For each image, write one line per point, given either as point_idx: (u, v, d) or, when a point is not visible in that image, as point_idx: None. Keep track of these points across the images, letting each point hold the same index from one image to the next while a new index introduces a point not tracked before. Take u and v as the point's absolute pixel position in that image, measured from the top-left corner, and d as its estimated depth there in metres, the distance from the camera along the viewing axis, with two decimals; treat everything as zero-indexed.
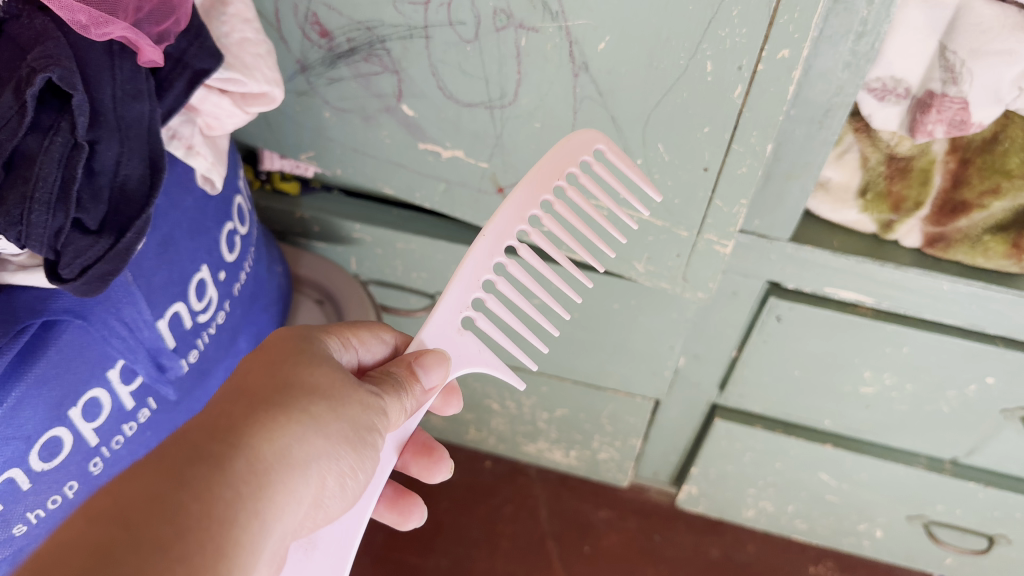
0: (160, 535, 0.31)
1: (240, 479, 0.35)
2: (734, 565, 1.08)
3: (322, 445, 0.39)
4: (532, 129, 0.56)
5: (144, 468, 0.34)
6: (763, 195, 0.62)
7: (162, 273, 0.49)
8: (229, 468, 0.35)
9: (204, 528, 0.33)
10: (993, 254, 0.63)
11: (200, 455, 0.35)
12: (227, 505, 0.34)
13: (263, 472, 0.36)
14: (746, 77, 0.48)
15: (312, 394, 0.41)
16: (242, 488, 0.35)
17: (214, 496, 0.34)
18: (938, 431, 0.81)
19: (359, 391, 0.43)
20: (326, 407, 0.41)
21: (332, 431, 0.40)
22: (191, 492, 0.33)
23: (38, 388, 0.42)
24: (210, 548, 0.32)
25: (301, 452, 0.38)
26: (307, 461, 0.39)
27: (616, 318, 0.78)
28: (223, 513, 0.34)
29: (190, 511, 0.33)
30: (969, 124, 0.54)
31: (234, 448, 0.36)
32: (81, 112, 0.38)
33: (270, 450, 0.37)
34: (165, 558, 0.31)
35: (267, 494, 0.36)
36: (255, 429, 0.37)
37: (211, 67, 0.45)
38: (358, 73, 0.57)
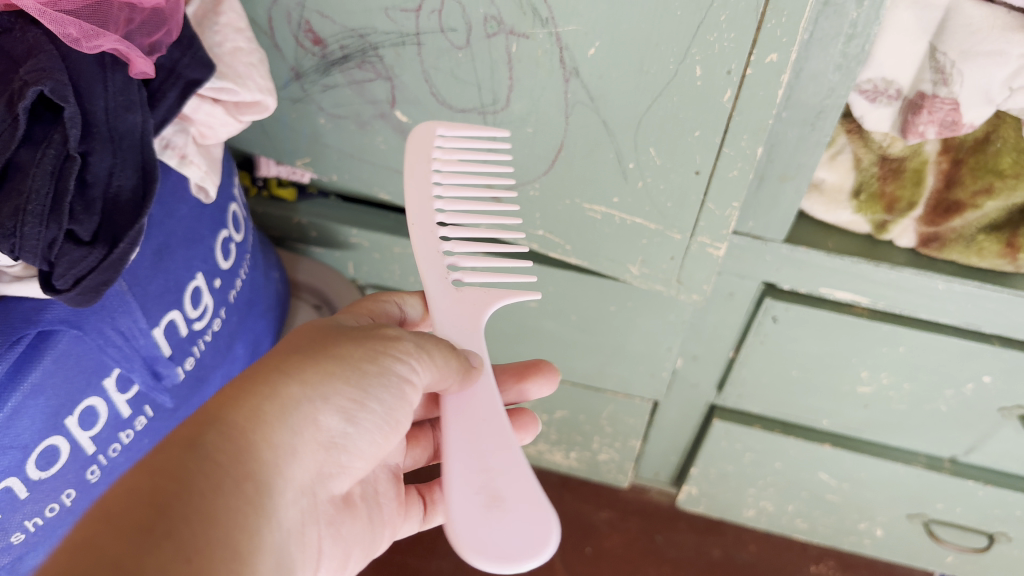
0: (142, 511, 0.30)
1: (216, 452, 0.34)
2: (736, 565, 1.08)
3: (297, 410, 0.38)
4: (525, 134, 0.56)
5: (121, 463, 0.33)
6: (757, 197, 0.62)
7: (157, 281, 0.50)
8: (200, 445, 0.34)
9: (188, 498, 0.31)
10: (987, 253, 0.62)
11: (169, 442, 0.34)
12: (203, 477, 0.33)
13: (235, 442, 0.35)
14: (735, 81, 0.48)
15: (271, 371, 0.40)
16: (218, 460, 0.34)
17: (188, 470, 0.32)
18: (937, 429, 0.81)
19: (322, 356, 0.42)
20: (294, 379, 0.40)
21: (305, 394, 0.39)
22: (166, 473, 0.32)
23: (33, 398, 0.43)
24: (194, 518, 0.31)
25: (273, 415, 0.37)
26: (283, 427, 0.38)
27: (613, 321, 0.79)
28: (203, 484, 0.32)
29: (168, 489, 0.31)
30: (960, 125, 0.54)
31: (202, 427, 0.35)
32: (73, 124, 0.39)
33: (239, 422, 0.36)
34: (154, 533, 0.29)
35: (246, 462, 0.35)
36: (220, 409, 0.36)
37: (203, 77, 0.46)
38: (352, 79, 0.57)
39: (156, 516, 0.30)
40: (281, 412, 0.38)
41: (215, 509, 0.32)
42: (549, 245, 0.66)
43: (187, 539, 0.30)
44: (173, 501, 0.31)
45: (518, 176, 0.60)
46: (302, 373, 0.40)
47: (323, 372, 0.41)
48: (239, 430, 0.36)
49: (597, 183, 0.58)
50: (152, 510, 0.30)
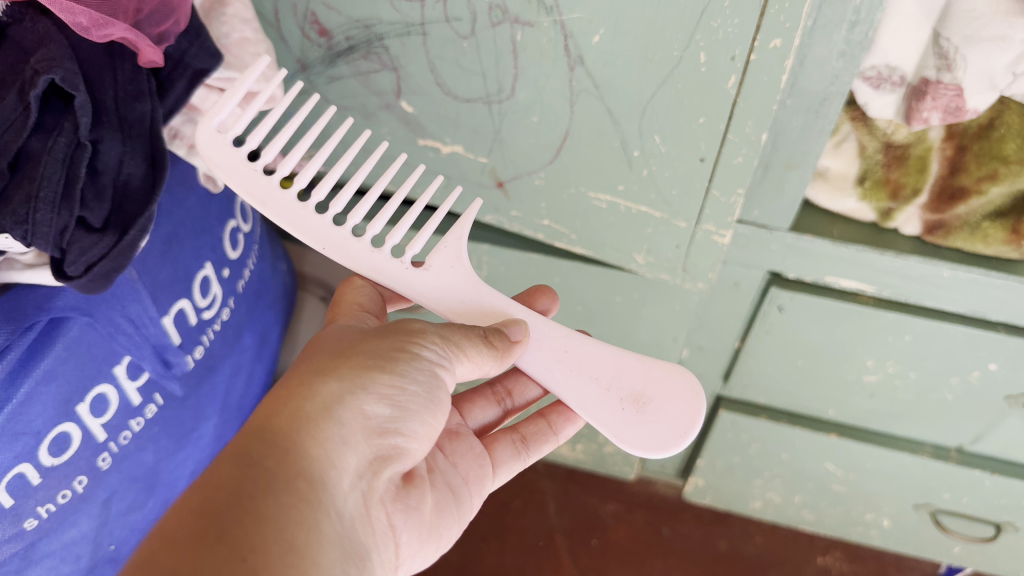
0: (196, 524, 0.34)
1: (263, 460, 0.38)
2: (743, 556, 1.08)
3: (338, 399, 0.42)
4: (530, 124, 0.57)
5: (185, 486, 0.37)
6: (762, 185, 0.62)
7: (166, 270, 0.50)
8: (249, 453, 0.38)
9: (237, 504, 0.35)
10: (992, 240, 0.63)
11: (222, 458, 0.38)
12: (255, 479, 0.37)
13: (281, 444, 0.39)
14: (739, 67, 0.48)
15: (310, 374, 0.43)
16: (264, 466, 0.37)
17: (235, 480, 0.36)
18: (943, 418, 0.81)
19: (353, 354, 0.45)
20: (330, 379, 0.43)
21: (342, 383, 0.42)
22: (214, 487, 0.36)
23: (46, 384, 0.43)
24: (248, 517, 0.35)
25: (315, 408, 0.41)
26: (328, 416, 0.41)
27: (619, 311, 0.79)
28: (251, 489, 0.36)
29: (218, 500, 0.35)
30: (965, 111, 0.55)
31: (249, 441, 0.39)
32: (83, 112, 0.39)
33: (283, 427, 0.40)
34: (208, 538, 0.33)
35: (292, 460, 0.38)
36: (265, 419, 0.40)
37: (210, 66, 0.46)
38: (358, 70, 0.58)
39: (205, 527, 0.34)
40: (321, 410, 0.41)
41: (264, 511, 0.36)
42: (554, 235, 0.67)
43: (236, 541, 0.34)
44: (223, 510, 0.35)
45: (523, 165, 0.61)
46: (334, 371, 0.43)
47: (354, 368, 0.44)
48: (282, 434, 0.39)
49: (602, 171, 0.59)
50: (203, 522, 0.34)
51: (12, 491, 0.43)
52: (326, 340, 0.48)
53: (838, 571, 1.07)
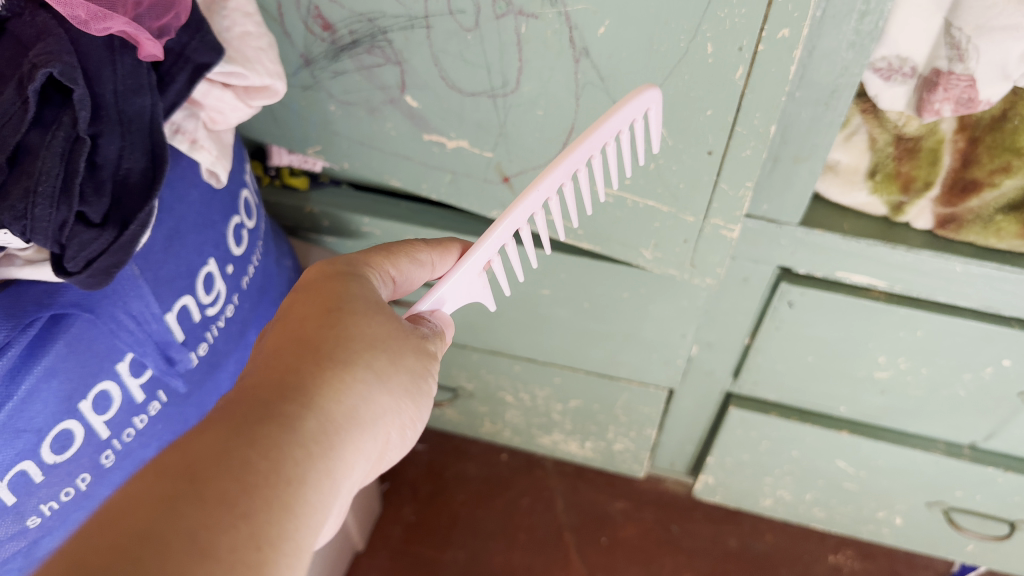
0: (230, 489, 0.29)
1: (313, 439, 0.32)
2: (753, 554, 1.07)
3: (395, 399, 0.37)
4: (536, 117, 0.56)
5: (215, 421, 0.31)
6: (771, 178, 0.61)
7: (169, 266, 0.50)
8: (301, 424, 0.32)
9: (276, 483, 0.30)
10: (1006, 234, 0.62)
11: (268, 414, 0.32)
12: (299, 462, 0.31)
13: (331, 428, 0.33)
14: (747, 58, 0.48)
15: (366, 334, 0.37)
16: (313, 447, 0.32)
17: (283, 451, 0.31)
18: (955, 414, 0.80)
19: (412, 338, 0.39)
20: (387, 361, 0.37)
21: (405, 381, 0.38)
22: (259, 447, 0.30)
23: (47, 381, 0.43)
24: (279, 504, 0.30)
25: (372, 407, 0.36)
26: (378, 417, 0.36)
27: (626, 308, 0.78)
28: (293, 470, 0.31)
29: (259, 469, 0.30)
30: (977, 102, 0.54)
31: (299, 403, 0.33)
32: (82, 106, 0.39)
33: (343, 405, 0.34)
34: (235, 509, 0.28)
35: (338, 451, 0.33)
36: (325, 379, 0.34)
37: (212, 61, 0.46)
38: (362, 65, 0.57)
39: (242, 496, 0.29)
40: (377, 411, 0.36)
41: (300, 502, 0.30)
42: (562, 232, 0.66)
43: (268, 528, 0.29)
44: (262, 484, 0.29)
45: (528, 160, 0.60)
46: (396, 357, 0.38)
47: (412, 362, 0.38)
48: (334, 414, 0.34)
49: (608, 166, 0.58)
50: (240, 486, 0.29)
51: (14, 489, 0.42)
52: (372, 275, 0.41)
53: (850, 569, 1.06)
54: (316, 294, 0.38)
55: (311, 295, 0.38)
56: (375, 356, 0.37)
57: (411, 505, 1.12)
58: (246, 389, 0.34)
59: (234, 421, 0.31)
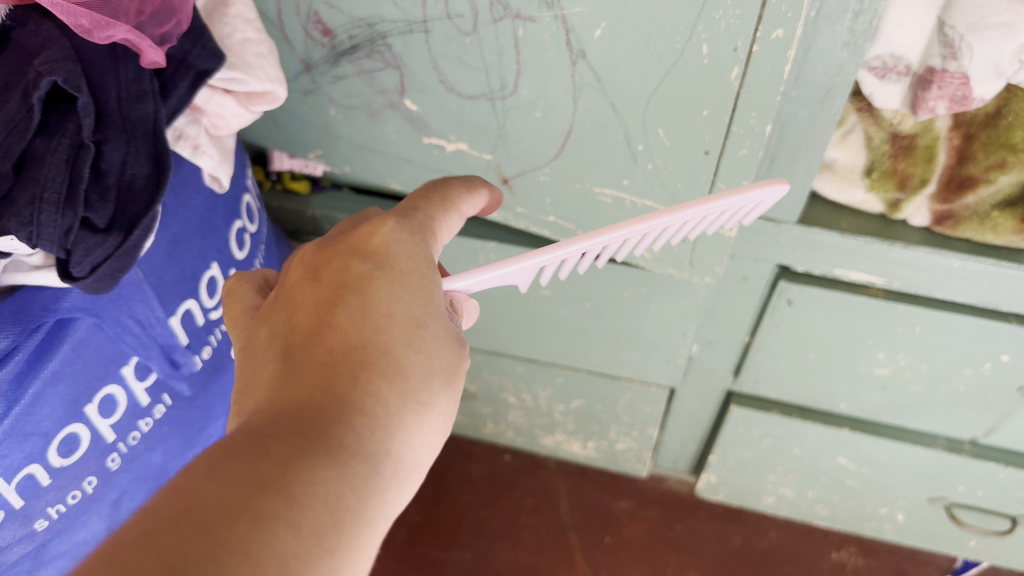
0: (314, 526, 0.27)
1: (391, 480, 0.30)
2: (757, 552, 1.08)
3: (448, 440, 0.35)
4: (535, 119, 0.57)
5: (300, 438, 0.29)
6: (768, 178, 0.62)
7: (173, 270, 0.50)
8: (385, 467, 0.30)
9: (360, 528, 0.28)
10: (1002, 229, 0.62)
11: (356, 444, 0.30)
12: (374, 508, 0.29)
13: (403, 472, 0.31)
14: (742, 59, 0.48)
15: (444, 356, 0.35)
16: (391, 490, 0.30)
17: (367, 494, 0.29)
18: (955, 410, 0.80)
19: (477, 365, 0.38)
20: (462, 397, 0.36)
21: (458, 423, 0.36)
22: (352, 488, 0.28)
23: (54, 385, 0.43)
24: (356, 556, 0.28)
25: (433, 450, 0.33)
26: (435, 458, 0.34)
27: (627, 308, 0.79)
28: (373, 515, 0.29)
29: (347, 510, 0.28)
30: (971, 99, 0.54)
31: (383, 438, 0.31)
32: (86, 113, 0.39)
33: (415, 450, 0.32)
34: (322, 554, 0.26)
35: (405, 495, 0.31)
36: (408, 415, 0.32)
37: (212, 67, 0.46)
38: (362, 69, 0.58)
39: (330, 539, 0.27)
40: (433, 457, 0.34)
41: (370, 552, 0.29)
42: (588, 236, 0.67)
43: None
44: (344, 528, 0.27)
45: (528, 161, 0.61)
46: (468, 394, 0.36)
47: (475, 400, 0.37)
48: (412, 457, 0.32)
49: (606, 166, 0.59)
50: (328, 529, 0.27)
51: (22, 492, 0.43)
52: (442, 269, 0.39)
53: (854, 566, 1.06)
54: (405, 280, 0.35)
55: (400, 279, 0.35)
56: (449, 388, 0.35)
57: (415, 507, 1.12)
58: (329, 386, 0.31)
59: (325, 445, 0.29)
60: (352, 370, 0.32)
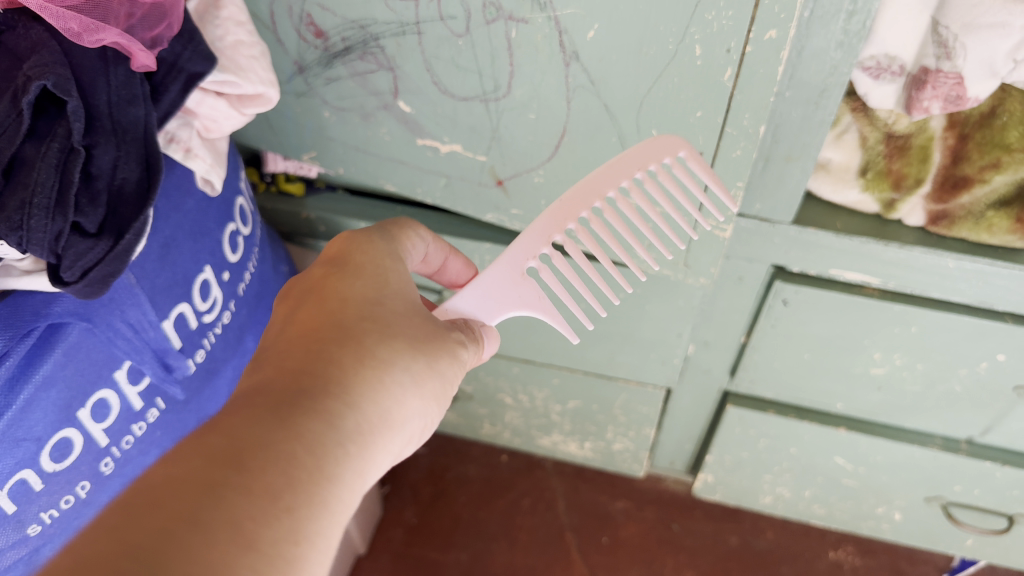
0: (265, 478, 0.29)
1: (348, 437, 0.33)
2: (754, 552, 1.07)
3: (416, 405, 0.37)
4: (528, 121, 0.56)
5: (256, 411, 0.32)
6: (763, 178, 0.62)
7: (165, 274, 0.50)
8: (340, 424, 0.33)
9: (316, 481, 0.30)
10: (997, 230, 0.62)
11: (311, 407, 0.33)
12: (335, 462, 0.32)
13: (362, 429, 0.34)
14: (735, 60, 0.48)
15: (393, 334, 0.38)
16: (349, 447, 0.33)
17: (322, 448, 0.31)
18: (951, 409, 0.80)
19: (440, 338, 0.40)
20: (424, 365, 0.38)
21: (428, 391, 0.38)
22: (304, 443, 0.31)
23: (46, 390, 0.43)
24: (317, 503, 0.30)
25: (397, 411, 0.36)
26: (403, 421, 0.36)
27: (623, 308, 0.79)
28: (332, 470, 0.31)
29: (302, 463, 0.30)
30: (966, 99, 0.54)
31: (338, 399, 0.34)
32: (77, 117, 0.39)
33: (373, 411, 0.35)
34: (279, 501, 0.29)
35: (369, 453, 0.34)
36: (364, 382, 0.35)
37: (205, 70, 0.46)
38: (355, 71, 0.58)
39: (286, 497, 0.29)
40: (399, 420, 0.36)
41: (334, 500, 0.31)
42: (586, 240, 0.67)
43: (308, 526, 0.29)
44: (299, 478, 0.30)
45: (522, 163, 0.61)
46: (431, 363, 0.39)
47: (445, 370, 0.40)
48: (371, 415, 0.34)
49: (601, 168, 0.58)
50: (282, 484, 0.29)
51: (15, 498, 0.42)
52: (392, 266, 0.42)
53: (851, 565, 1.06)
54: (355, 272, 0.40)
55: (351, 272, 0.40)
56: (405, 355, 0.38)
57: (412, 508, 1.12)
58: (283, 368, 0.34)
59: (278, 411, 0.31)
60: (305, 354, 0.35)
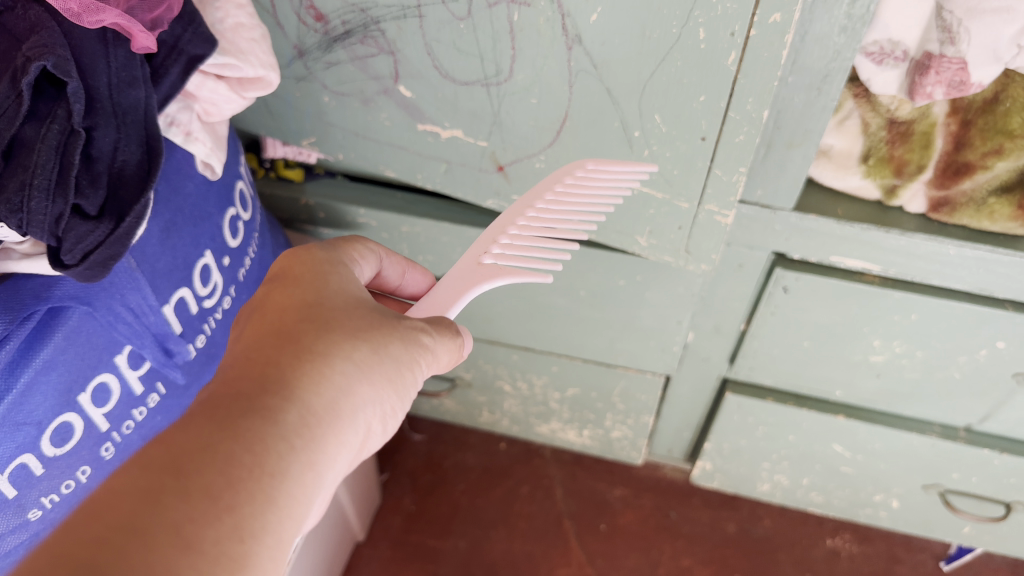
0: (205, 479, 0.29)
1: (294, 432, 0.33)
2: (752, 539, 1.08)
3: (370, 392, 0.37)
4: (529, 106, 0.56)
5: (198, 414, 0.32)
6: (765, 163, 0.62)
7: (166, 258, 0.49)
8: (285, 419, 0.33)
9: (258, 479, 0.31)
10: (999, 217, 0.62)
11: (254, 405, 0.33)
12: (281, 457, 0.32)
13: (310, 421, 0.34)
14: (739, 43, 0.48)
15: (335, 327, 0.38)
16: (296, 441, 0.33)
17: (264, 444, 0.32)
18: (950, 396, 0.80)
19: (391, 324, 0.40)
20: (373, 352, 0.38)
21: (380, 376, 0.38)
22: (243, 442, 0.31)
23: (47, 374, 0.42)
24: (260, 502, 0.30)
25: (350, 402, 0.36)
26: (357, 411, 0.36)
27: (622, 295, 0.79)
28: (276, 466, 0.32)
29: (243, 462, 0.31)
30: (969, 84, 0.53)
31: (282, 394, 0.34)
32: (76, 99, 0.39)
33: (322, 403, 0.35)
34: (220, 503, 0.29)
35: (320, 445, 0.34)
36: (310, 377, 0.35)
37: (205, 52, 0.46)
38: (355, 55, 0.57)
39: (226, 498, 0.29)
40: (352, 410, 0.36)
41: (281, 495, 0.31)
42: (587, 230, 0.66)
43: (252, 525, 0.30)
44: (243, 477, 0.30)
45: (523, 149, 0.60)
46: (381, 348, 0.38)
47: (399, 353, 0.39)
48: (319, 406, 0.35)
49: (603, 153, 0.58)
50: (222, 485, 0.30)
51: (15, 482, 0.42)
52: (334, 266, 0.42)
53: (847, 553, 1.07)
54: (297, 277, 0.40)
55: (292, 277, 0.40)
56: (356, 344, 0.37)
57: (411, 495, 1.12)
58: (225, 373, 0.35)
59: (215, 414, 0.32)
60: (244, 357, 0.35)
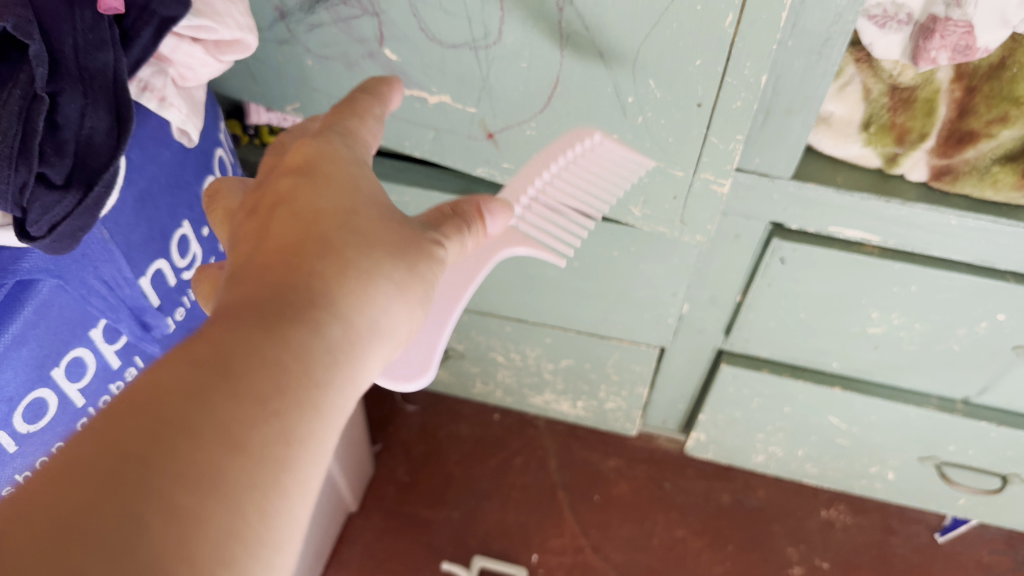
0: (253, 382, 0.28)
1: (337, 345, 0.32)
2: (745, 510, 1.07)
3: (403, 310, 0.36)
4: (519, 70, 0.54)
5: (239, 311, 0.30)
6: (762, 131, 0.60)
7: (141, 228, 0.48)
8: (327, 327, 0.32)
9: (304, 387, 0.30)
10: (1002, 185, 0.60)
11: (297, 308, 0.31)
12: (325, 366, 0.31)
13: (352, 330, 0.33)
14: (737, 5, 0.46)
15: (371, 233, 0.36)
16: (338, 354, 0.31)
17: (309, 353, 0.30)
18: (948, 369, 0.79)
19: (421, 239, 0.38)
20: (406, 271, 0.37)
21: (412, 295, 0.36)
22: (288, 347, 0.30)
23: (17, 349, 0.41)
24: (307, 407, 0.29)
25: (385, 321, 0.35)
26: (391, 329, 0.35)
27: (616, 266, 0.77)
28: (319, 375, 0.30)
29: (289, 369, 0.29)
30: (974, 50, 0.52)
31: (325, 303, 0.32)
32: (39, 62, 0.36)
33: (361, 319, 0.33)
34: (266, 407, 0.28)
35: (358, 360, 0.33)
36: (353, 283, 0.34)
37: (178, 14, 0.43)
38: (339, 17, 0.55)
39: (275, 404, 0.28)
40: (386, 329, 0.35)
41: (327, 405, 0.30)
42: None
43: (301, 430, 0.29)
44: (290, 380, 0.29)
45: (513, 115, 0.58)
46: (413, 266, 0.37)
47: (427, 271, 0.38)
48: (360, 318, 0.33)
49: (596, 120, 0.56)
50: (269, 388, 0.28)
51: None
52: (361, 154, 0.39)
53: (841, 524, 1.06)
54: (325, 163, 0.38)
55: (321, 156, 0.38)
56: (394, 257, 0.36)
57: (404, 466, 1.11)
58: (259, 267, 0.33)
59: (260, 312, 0.30)
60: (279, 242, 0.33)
